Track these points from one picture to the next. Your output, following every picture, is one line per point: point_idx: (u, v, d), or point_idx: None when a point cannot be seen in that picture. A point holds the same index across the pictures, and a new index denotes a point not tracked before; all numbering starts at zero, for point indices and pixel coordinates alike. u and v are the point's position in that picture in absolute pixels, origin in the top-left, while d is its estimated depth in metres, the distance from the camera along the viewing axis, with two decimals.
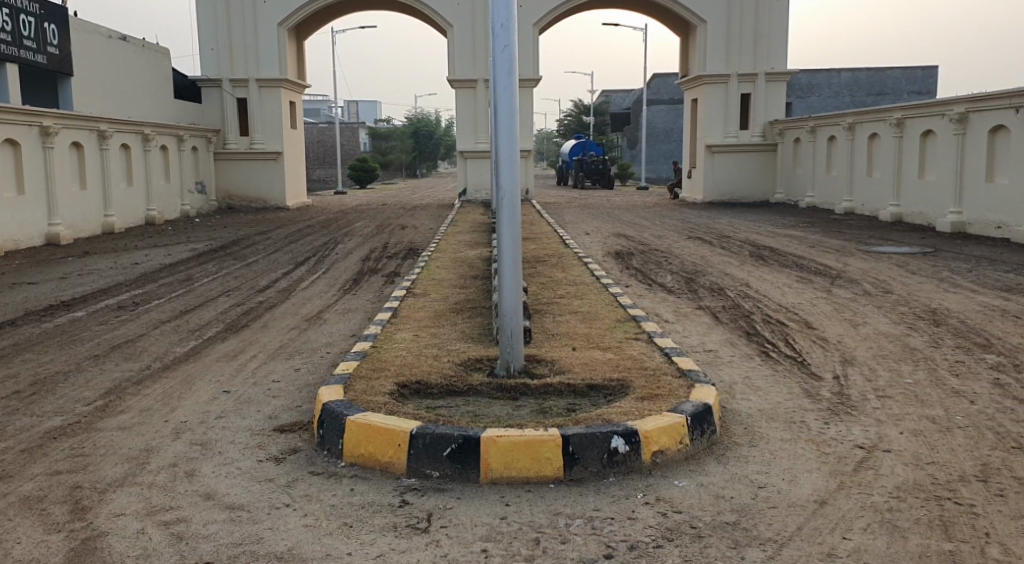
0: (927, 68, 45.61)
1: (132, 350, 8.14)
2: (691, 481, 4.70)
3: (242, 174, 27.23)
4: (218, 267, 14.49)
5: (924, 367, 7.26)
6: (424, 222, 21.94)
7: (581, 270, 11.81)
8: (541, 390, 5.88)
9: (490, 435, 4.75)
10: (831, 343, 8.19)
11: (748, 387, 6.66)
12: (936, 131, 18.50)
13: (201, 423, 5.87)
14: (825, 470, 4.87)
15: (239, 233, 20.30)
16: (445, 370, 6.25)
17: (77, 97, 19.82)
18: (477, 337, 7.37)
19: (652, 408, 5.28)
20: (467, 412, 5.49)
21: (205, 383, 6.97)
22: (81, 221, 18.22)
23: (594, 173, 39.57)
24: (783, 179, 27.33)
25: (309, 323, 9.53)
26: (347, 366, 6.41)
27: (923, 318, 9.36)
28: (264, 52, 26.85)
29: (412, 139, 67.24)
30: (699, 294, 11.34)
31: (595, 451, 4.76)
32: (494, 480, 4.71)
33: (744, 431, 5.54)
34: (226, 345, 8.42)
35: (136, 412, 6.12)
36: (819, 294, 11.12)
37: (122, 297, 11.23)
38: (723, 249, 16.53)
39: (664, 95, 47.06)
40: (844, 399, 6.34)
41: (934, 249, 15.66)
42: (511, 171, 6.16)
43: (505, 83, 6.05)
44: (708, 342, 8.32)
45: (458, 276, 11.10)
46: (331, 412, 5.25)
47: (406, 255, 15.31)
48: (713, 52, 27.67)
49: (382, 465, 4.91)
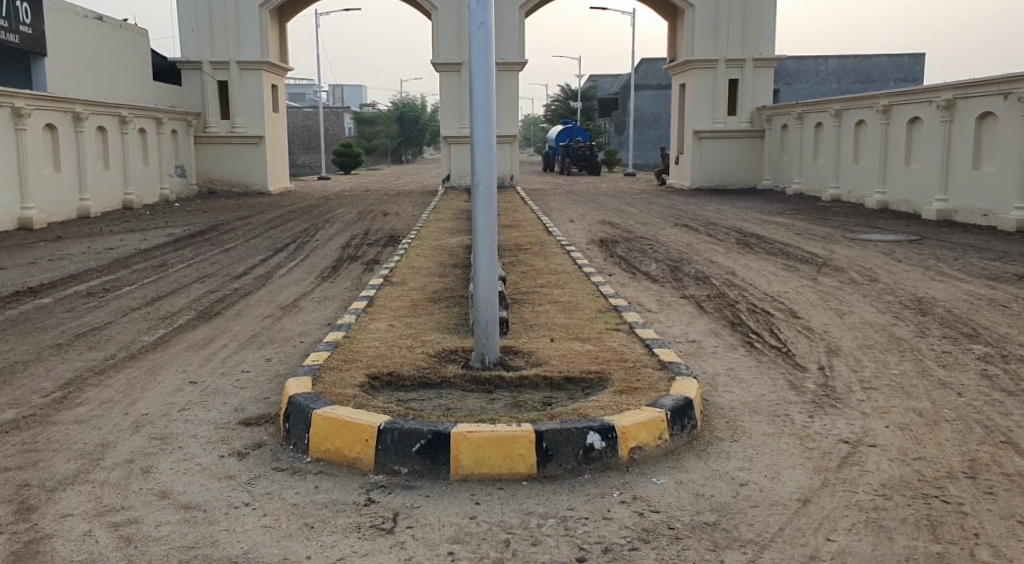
0: (914, 56, 45.59)
1: (98, 339, 7.88)
2: (669, 478, 4.51)
3: (223, 158, 26.87)
4: (194, 253, 14.21)
5: (911, 357, 7.09)
6: (406, 208, 21.67)
7: (564, 259, 11.60)
8: (517, 383, 5.68)
9: (461, 431, 4.54)
10: (816, 333, 8.01)
11: (731, 379, 6.47)
12: (923, 118, 18.38)
13: (162, 416, 5.63)
14: (809, 466, 4.69)
15: (218, 219, 19.96)
16: (419, 362, 6.04)
17: (51, 79, 19.41)
18: (453, 327, 7.16)
19: (631, 403, 5.09)
20: (439, 405, 5.29)
21: (171, 373, 6.73)
22: (55, 205, 17.86)
23: (580, 159, 39.36)
24: (770, 166, 27.18)
25: (284, 311, 9.30)
26: (318, 356, 6.18)
27: (910, 307, 9.21)
28: (245, 34, 26.39)
29: (397, 124, 66.63)
30: (683, 282, 11.16)
31: (570, 447, 4.56)
32: (465, 478, 4.50)
33: (727, 426, 5.36)
34: (197, 333, 8.17)
35: (96, 404, 5.88)
36: (805, 283, 10.96)
37: (93, 283, 10.95)
38: (709, 236, 16.38)
39: (652, 80, 46.84)
40: (829, 391, 6.15)
41: (920, 236, 15.56)
42: (487, 156, 5.92)
43: (481, 62, 5.81)
44: (692, 332, 8.13)
45: (437, 264, 10.85)
46: (298, 405, 5.02)
47: (387, 242, 15.07)
48: (701, 37, 27.42)
49: (348, 461, 4.69)
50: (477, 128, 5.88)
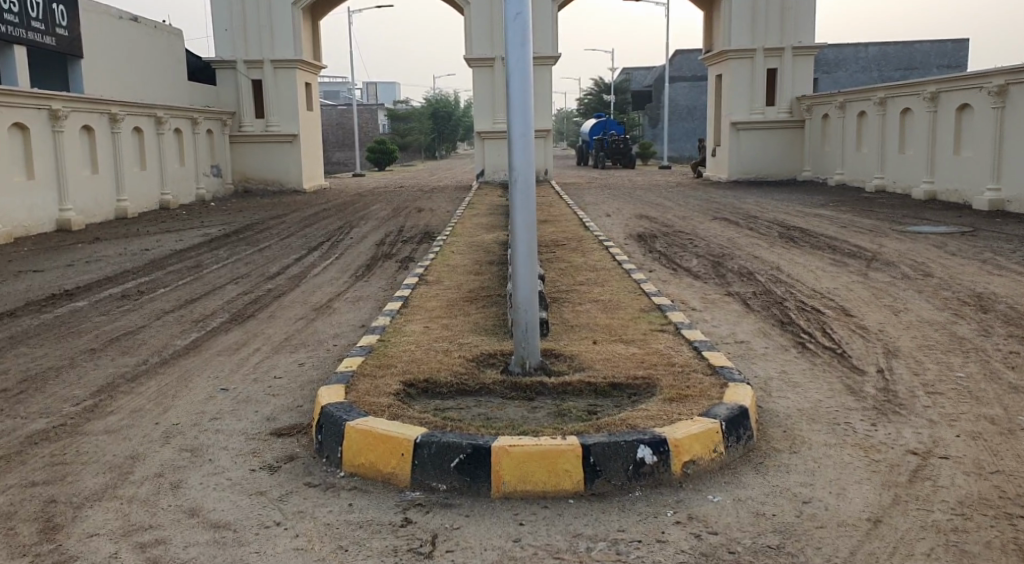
0: (957, 41, 44.42)
1: (131, 344, 7.73)
2: (726, 495, 4.21)
3: (258, 157, 26.87)
4: (229, 253, 14.10)
5: (976, 359, 6.70)
6: (441, 204, 21.45)
7: (603, 255, 11.29)
8: (559, 390, 5.41)
9: (502, 444, 4.28)
10: (872, 333, 7.63)
11: (785, 383, 6.15)
12: (973, 105, 17.75)
13: (194, 426, 5.42)
14: (877, 481, 4.36)
15: (254, 217, 19.89)
16: (456, 368, 5.79)
17: (87, 81, 19.46)
18: (491, 329, 6.90)
19: (683, 412, 4.80)
20: (478, 415, 5.04)
21: (203, 379, 6.54)
22: (92, 207, 17.90)
23: (615, 152, 38.94)
24: (811, 156, 26.60)
25: (318, 312, 9.10)
26: (351, 362, 5.95)
27: (970, 303, 8.78)
28: (278, 32, 26.36)
29: (430, 120, 66.53)
30: (727, 278, 10.81)
31: (619, 462, 4.28)
32: (507, 495, 4.24)
33: (785, 435, 5.03)
34: (230, 336, 8.00)
35: (127, 413, 5.70)
36: (855, 278, 10.55)
37: (128, 286, 10.84)
38: (751, 230, 15.96)
39: (687, 72, 46.30)
40: (891, 396, 5.80)
41: (972, 228, 15.00)
42: (525, 151, 5.64)
43: (518, 54, 5.54)
44: (739, 332, 7.79)
45: (474, 261, 10.61)
46: (330, 416, 4.79)
47: (422, 239, 14.86)
48: (738, 26, 26.86)
49: (384, 477, 4.45)
50: (514, 121, 5.61)
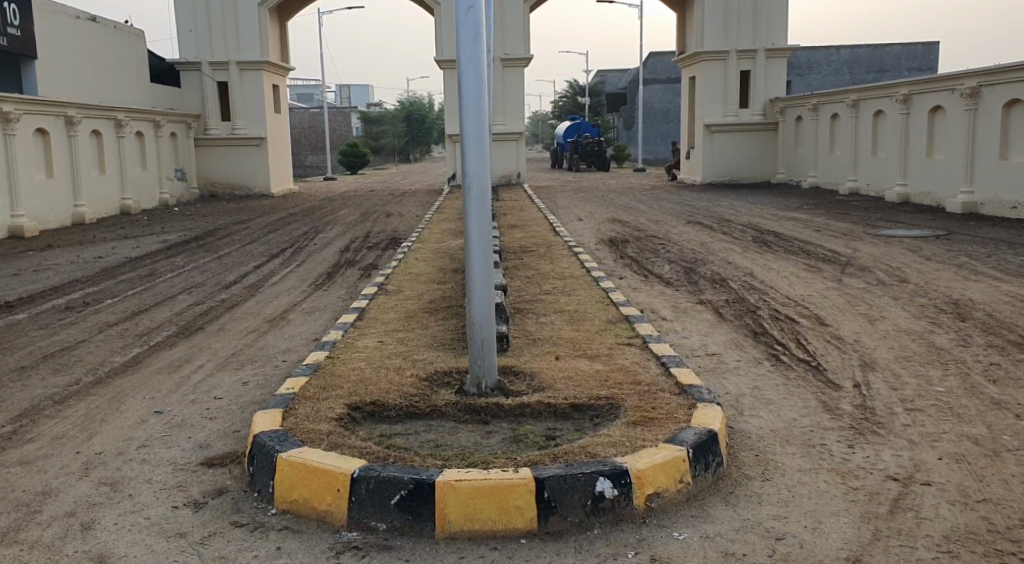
0: (927, 44, 44.52)
1: (66, 360, 7.26)
2: (693, 532, 3.84)
3: (223, 160, 26.29)
4: (186, 260, 13.60)
5: (956, 371, 6.39)
6: (410, 208, 21.06)
7: (571, 262, 10.94)
8: (516, 412, 5.03)
9: (448, 479, 3.90)
10: (847, 344, 7.32)
11: (758, 401, 5.80)
12: (945, 107, 17.63)
13: (118, 456, 4.98)
14: (855, 512, 4.01)
15: (217, 223, 19.35)
16: (407, 388, 5.39)
17: (42, 82, 18.84)
18: (449, 343, 6.51)
19: (647, 438, 4.43)
20: (426, 441, 4.65)
21: (137, 400, 6.09)
22: (47, 213, 17.30)
23: (589, 155, 38.66)
24: (784, 159, 26.43)
25: (271, 324, 8.66)
26: (294, 382, 5.53)
27: (947, 310, 8.50)
28: (244, 33, 25.80)
29: (404, 122, 65.92)
30: (698, 285, 10.49)
31: (576, 497, 3.90)
32: (453, 535, 3.84)
33: (757, 460, 4.68)
34: (174, 352, 7.55)
35: (48, 441, 5.24)
36: (830, 285, 10.25)
37: (74, 296, 10.34)
38: (725, 234, 15.70)
39: (661, 74, 46.12)
40: (869, 414, 5.46)
41: (946, 231, 14.82)
42: (479, 155, 5.24)
43: (471, 51, 5.14)
44: (711, 343, 7.46)
45: (437, 269, 10.22)
46: (262, 446, 4.38)
47: (388, 244, 14.46)
48: (711, 28, 26.63)
49: (319, 514, 4.04)
50: (467, 123, 5.21)
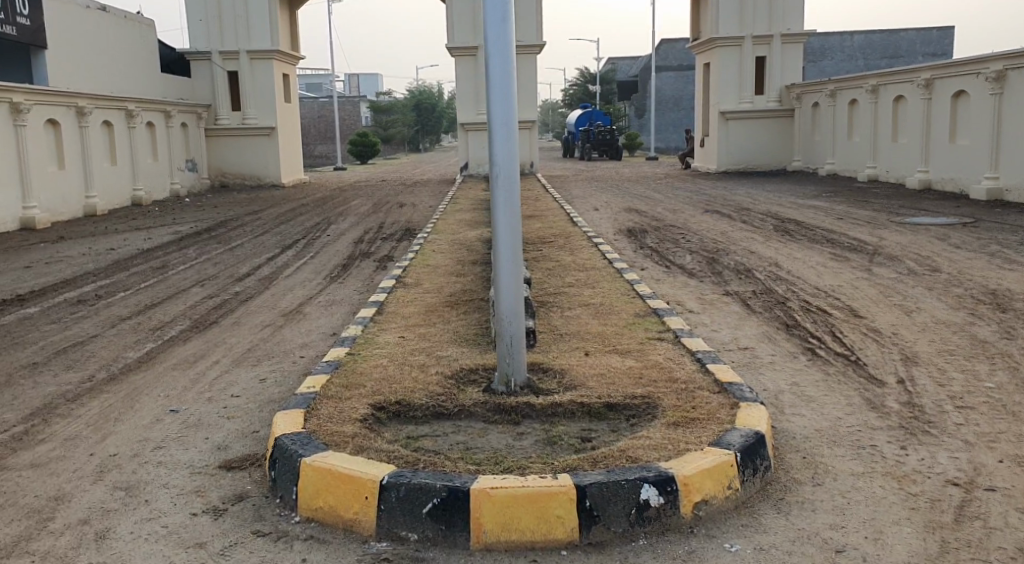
0: (943, 29, 43.88)
1: (79, 356, 7.05)
2: (745, 543, 3.59)
3: (233, 151, 26.05)
4: (198, 252, 13.39)
5: (1004, 366, 6.11)
6: (423, 198, 20.80)
7: (592, 252, 10.68)
8: (548, 412, 4.79)
9: (483, 487, 3.66)
10: (885, 337, 7.04)
11: (798, 398, 5.54)
12: (969, 91, 17.23)
13: (134, 457, 4.76)
14: (918, 521, 3.75)
15: (228, 214, 19.13)
16: (432, 387, 5.15)
17: (51, 73, 18.63)
18: (474, 338, 6.27)
19: (690, 440, 4.18)
20: (456, 443, 4.42)
21: (152, 398, 5.87)
22: (59, 205, 17.11)
23: (601, 144, 38.23)
24: (801, 146, 26.02)
25: (287, 318, 8.44)
26: (315, 380, 5.30)
27: (985, 301, 8.20)
28: (254, 23, 25.53)
29: (413, 112, 65.57)
30: (723, 276, 10.19)
31: (619, 506, 3.66)
32: (489, 546, 3.60)
33: (805, 463, 4.43)
34: (188, 347, 7.32)
35: (61, 442, 5.02)
36: (860, 275, 9.95)
37: (86, 289, 10.12)
38: (744, 223, 15.39)
39: (672, 61, 45.67)
40: (917, 412, 5.20)
41: (973, 219, 14.47)
42: (507, 142, 4.96)
43: (498, 32, 4.87)
44: (742, 337, 7.19)
45: (455, 261, 9.96)
46: (284, 450, 4.15)
47: (402, 235, 14.23)
48: (726, 14, 26.22)
49: (346, 524, 3.81)
50: (494, 110, 4.95)
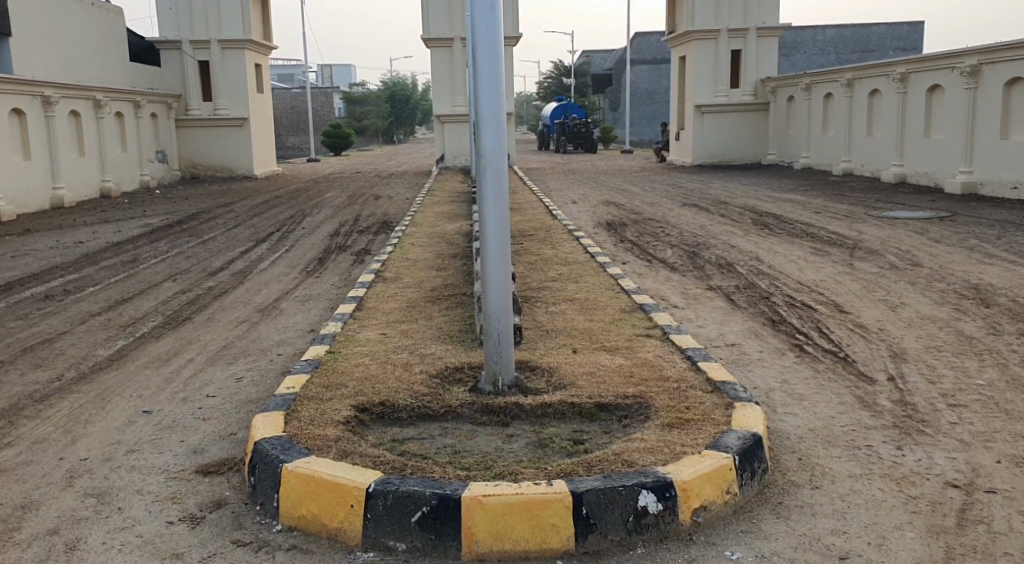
0: (912, 24, 44.29)
1: (46, 354, 6.79)
2: (746, 551, 3.47)
3: (205, 141, 25.61)
4: (169, 245, 13.08)
5: (993, 363, 6.06)
6: (399, 190, 20.58)
7: (573, 246, 10.55)
8: (538, 413, 4.65)
9: (474, 495, 3.51)
10: (872, 332, 6.97)
11: (791, 396, 5.44)
12: (944, 85, 17.30)
13: (106, 462, 4.56)
14: (920, 525, 3.66)
15: (200, 206, 18.78)
16: (417, 387, 4.98)
17: (16, 61, 18.17)
18: (458, 335, 6.10)
19: (685, 443, 4.06)
20: (443, 446, 4.26)
21: (124, 399, 5.65)
22: (25, 197, 16.68)
23: (576, 136, 38.14)
24: (775, 140, 26.08)
25: (263, 314, 8.23)
26: (295, 380, 5.12)
27: (968, 296, 8.18)
28: (225, 11, 25.11)
29: (387, 103, 65.11)
30: (705, 270, 10.11)
31: (617, 513, 3.53)
32: (481, 557, 3.46)
33: (802, 464, 4.32)
34: (161, 344, 7.09)
35: (27, 446, 4.80)
36: (841, 269, 9.91)
37: (53, 284, 9.83)
38: (723, 217, 15.35)
39: (646, 54, 45.64)
40: (911, 411, 5.12)
41: (949, 212, 14.51)
42: (496, 134, 4.79)
43: (487, 18, 4.69)
44: (729, 332, 7.09)
45: (435, 255, 9.79)
46: (264, 455, 3.98)
47: (379, 228, 14.02)
48: (702, 7, 26.17)
49: (329, 532, 3.65)
50: (482, 102, 4.79)
